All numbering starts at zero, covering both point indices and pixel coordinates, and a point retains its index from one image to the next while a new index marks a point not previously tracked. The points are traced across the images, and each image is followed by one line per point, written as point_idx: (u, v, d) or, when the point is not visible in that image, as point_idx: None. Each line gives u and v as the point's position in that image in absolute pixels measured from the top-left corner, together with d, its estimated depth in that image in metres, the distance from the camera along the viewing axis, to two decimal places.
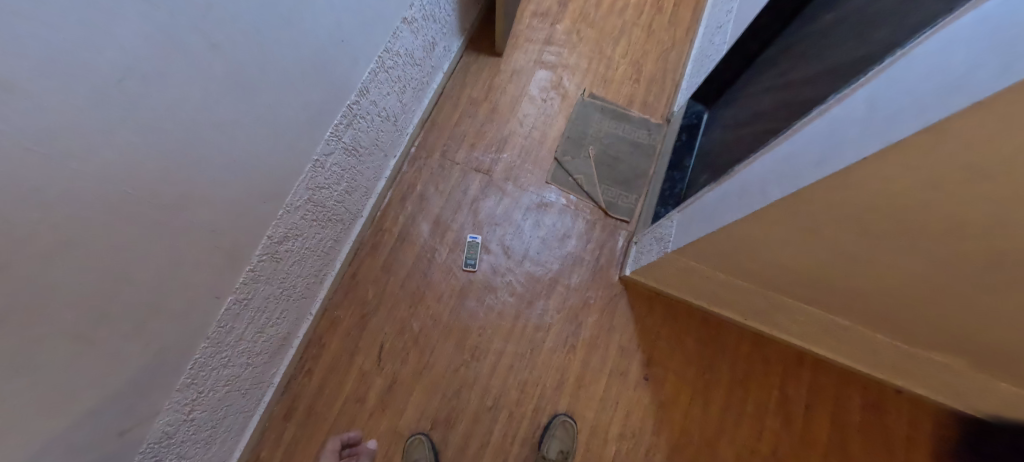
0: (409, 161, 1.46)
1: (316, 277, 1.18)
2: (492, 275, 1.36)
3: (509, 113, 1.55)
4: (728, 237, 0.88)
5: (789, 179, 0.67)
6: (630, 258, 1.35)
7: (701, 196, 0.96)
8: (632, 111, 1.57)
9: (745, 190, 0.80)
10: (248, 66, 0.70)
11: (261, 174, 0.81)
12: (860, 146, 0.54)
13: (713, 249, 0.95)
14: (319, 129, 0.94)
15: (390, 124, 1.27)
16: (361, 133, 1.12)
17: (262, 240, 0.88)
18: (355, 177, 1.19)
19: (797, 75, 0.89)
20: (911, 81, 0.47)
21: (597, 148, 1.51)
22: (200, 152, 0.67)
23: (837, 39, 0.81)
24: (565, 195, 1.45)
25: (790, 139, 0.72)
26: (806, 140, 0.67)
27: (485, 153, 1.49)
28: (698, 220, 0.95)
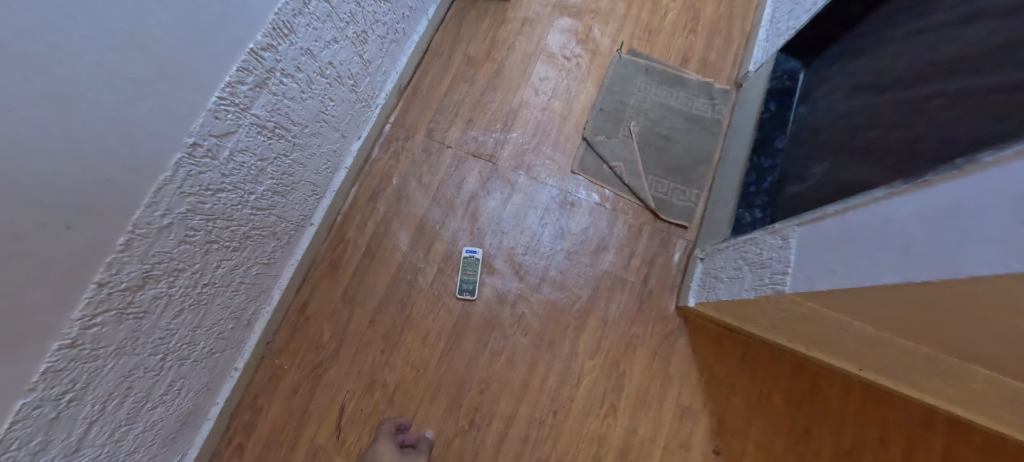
0: (383, 145, 1.05)
1: (234, 320, 0.79)
2: (499, 304, 0.97)
3: (519, 76, 1.12)
4: (857, 298, 0.56)
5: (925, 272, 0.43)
6: (694, 282, 0.94)
7: (841, 209, 0.58)
8: (688, 73, 1.15)
9: (876, 246, 0.50)
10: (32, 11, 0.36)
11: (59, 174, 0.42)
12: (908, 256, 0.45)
13: (850, 304, 0.58)
14: (195, 89, 0.53)
15: (346, 90, 0.86)
16: (291, 101, 0.70)
17: (87, 293, 0.48)
18: (291, 169, 0.78)
19: None
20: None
21: (641, 124, 1.09)
22: None
23: None
24: (599, 189, 1.05)
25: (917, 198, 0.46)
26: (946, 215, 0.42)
27: (487, 131, 1.08)
28: (825, 256, 0.58)
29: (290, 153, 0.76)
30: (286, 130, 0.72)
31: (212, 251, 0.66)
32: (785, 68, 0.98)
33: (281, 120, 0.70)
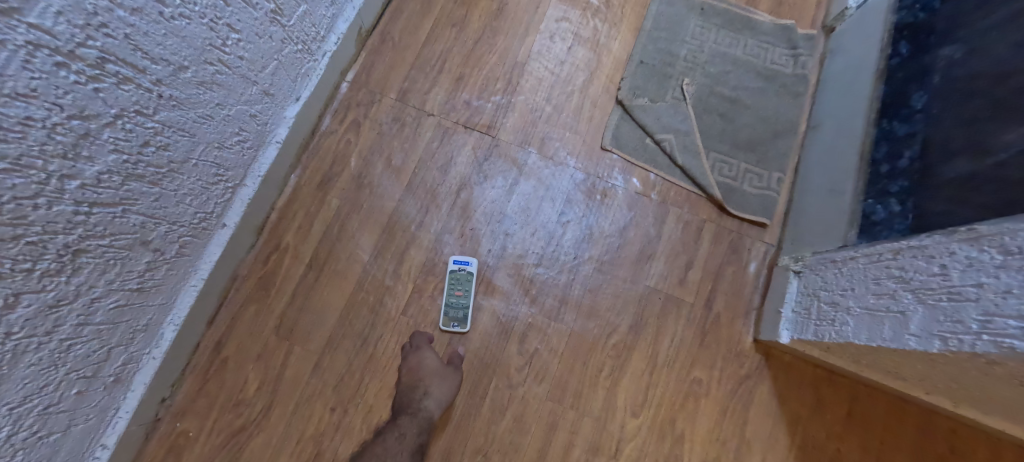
0: (337, 112, 0.75)
1: (79, 382, 0.49)
2: (501, 339, 0.67)
3: (526, 17, 0.81)
4: None
5: None
6: (786, 310, 0.64)
7: None
8: (758, 14, 0.84)
9: None
10: None
11: None
12: None
13: None
14: None
15: (264, 21, 0.55)
16: (136, 15, 0.40)
17: None
18: (164, 141, 0.48)
19: None
20: None
21: (697, 83, 0.79)
22: None
23: None
24: (640, 173, 0.75)
25: None
26: None
27: (482, 93, 0.77)
28: None
29: (155, 111, 0.46)
30: (135, 69, 0.42)
31: None
32: None
33: (121, 48, 0.40)
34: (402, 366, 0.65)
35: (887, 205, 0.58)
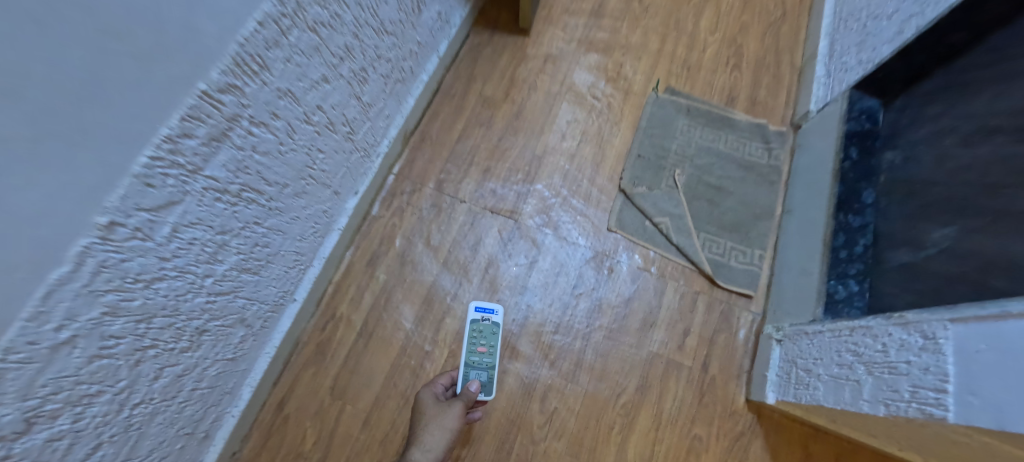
0: (385, 199, 0.89)
1: (182, 438, 0.60)
2: (525, 399, 0.78)
3: (544, 119, 0.98)
4: None
5: None
6: (770, 374, 0.75)
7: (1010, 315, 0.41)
8: (735, 113, 1.00)
9: None
10: None
11: None
12: None
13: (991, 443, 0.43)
14: (123, 156, 0.37)
15: (342, 140, 0.71)
16: (265, 156, 0.54)
17: None
18: (267, 240, 0.61)
19: None
20: None
21: (687, 173, 0.93)
22: None
23: None
24: (642, 251, 0.87)
25: None
26: None
27: (506, 183, 0.92)
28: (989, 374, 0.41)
29: (265, 220, 0.59)
30: (259, 192, 0.56)
31: (137, 361, 0.47)
32: (861, 107, 0.83)
33: (253, 179, 0.54)
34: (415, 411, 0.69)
35: (847, 285, 0.70)
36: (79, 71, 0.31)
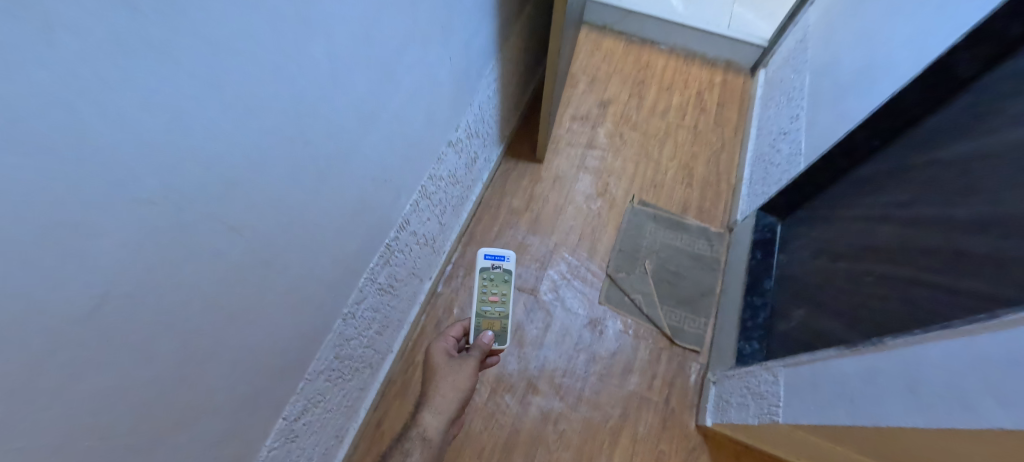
0: (445, 281, 1.30)
1: (335, 439, 0.97)
2: (544, 423, 1.14)
3: (554, 222, 1.40)
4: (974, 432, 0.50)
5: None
6: (710, 405, 1.12)
7: (812, 360, 0.80)
8: (688, 219, 1.42)
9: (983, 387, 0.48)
10: None
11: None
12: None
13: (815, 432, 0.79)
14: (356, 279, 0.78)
15: (429, 249, 1.12)
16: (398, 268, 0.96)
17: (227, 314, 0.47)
18: (389, 314, 1.02)
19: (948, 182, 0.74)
20: None
21: (654, 263, 1.34)
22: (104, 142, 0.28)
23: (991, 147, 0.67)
24: (622, 319, 1.26)
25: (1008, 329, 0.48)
26: None
27: (528, 269, 1.32)
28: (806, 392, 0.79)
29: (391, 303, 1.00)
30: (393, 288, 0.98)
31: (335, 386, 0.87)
32: (765, 223, 1.24)
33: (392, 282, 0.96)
34: (430, 363, 0.85)
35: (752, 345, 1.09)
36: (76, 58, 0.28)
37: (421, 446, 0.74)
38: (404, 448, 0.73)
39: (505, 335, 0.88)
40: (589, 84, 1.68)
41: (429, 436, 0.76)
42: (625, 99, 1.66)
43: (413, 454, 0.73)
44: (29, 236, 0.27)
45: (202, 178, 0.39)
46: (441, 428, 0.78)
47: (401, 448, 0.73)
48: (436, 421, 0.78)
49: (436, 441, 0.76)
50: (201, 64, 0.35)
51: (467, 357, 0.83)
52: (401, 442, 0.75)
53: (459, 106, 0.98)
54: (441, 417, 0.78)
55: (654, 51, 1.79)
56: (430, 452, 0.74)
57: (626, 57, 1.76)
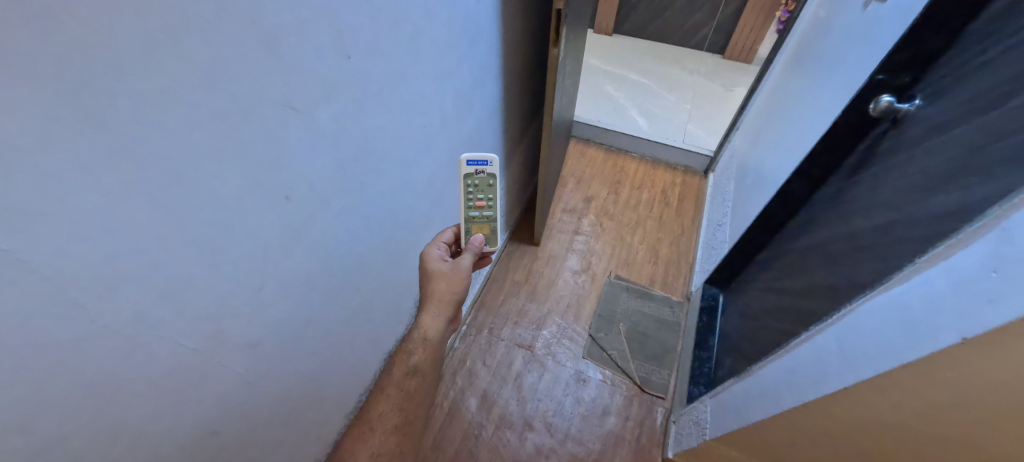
0: (461, 338, 1.64)
1: None
2: (538, 455, 1.40)
3: (548, 292, 1.77)
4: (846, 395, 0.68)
5: (862, 358, 0.64)
6: (670, 440, 1.40)
7: (726, 389, 1.10)
8: (654, 290, 1.79)
9: (830, 355, 0.71)
10: (237, 64, 0.48)
11: (198, 190, 0.48)
12: (875, 361, 0.61)
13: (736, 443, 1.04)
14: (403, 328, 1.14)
15: None
16: None
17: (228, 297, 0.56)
18: None
19: (808, 251, 1.05)
20: (905, 319, 0.58)
21: (627, 325, 1.69)
22: (269, 199, 0.58)
23: (828, 227, 1.00)
24: (602, 370, 1.58)
25: (840, 319, 0.72)
26: (863, 319, 0.66)
27: (527, 329, 1.67)
28: (725, 412, 1.07)
29: None
30: None
31: None
32: (709, 293, 1.62)
33: None
34: (424, 269, 0.77)
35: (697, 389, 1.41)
36: (273, 159, 0.57)
37: (424, 346, 0.73)
38: (408, 347, 0.73)
39: (495, 236, 0.80)
40: (575, 183, 2.15)
41: (429, 337, 0.74)
42: (604, 195, 2.11)
43: (418, 353, 0.73)
44: (253, 249, 0.59)
45: (316, 219, 0.68)
46: (441, 329, 0.75)
47: (407, 347, 0.73)
48: (437, 322, 0.74)
49: (438, 340, 0.74)
50: (322, 155, 0.65)
51: (459, 262, 0.77)
52: (404, 343, 0.74)
53: None
54: (441, 320, 0.74)
55: (627, 158, 2.28)
56: (433, 349, 0.74)
57: (605, 163, 2.25)
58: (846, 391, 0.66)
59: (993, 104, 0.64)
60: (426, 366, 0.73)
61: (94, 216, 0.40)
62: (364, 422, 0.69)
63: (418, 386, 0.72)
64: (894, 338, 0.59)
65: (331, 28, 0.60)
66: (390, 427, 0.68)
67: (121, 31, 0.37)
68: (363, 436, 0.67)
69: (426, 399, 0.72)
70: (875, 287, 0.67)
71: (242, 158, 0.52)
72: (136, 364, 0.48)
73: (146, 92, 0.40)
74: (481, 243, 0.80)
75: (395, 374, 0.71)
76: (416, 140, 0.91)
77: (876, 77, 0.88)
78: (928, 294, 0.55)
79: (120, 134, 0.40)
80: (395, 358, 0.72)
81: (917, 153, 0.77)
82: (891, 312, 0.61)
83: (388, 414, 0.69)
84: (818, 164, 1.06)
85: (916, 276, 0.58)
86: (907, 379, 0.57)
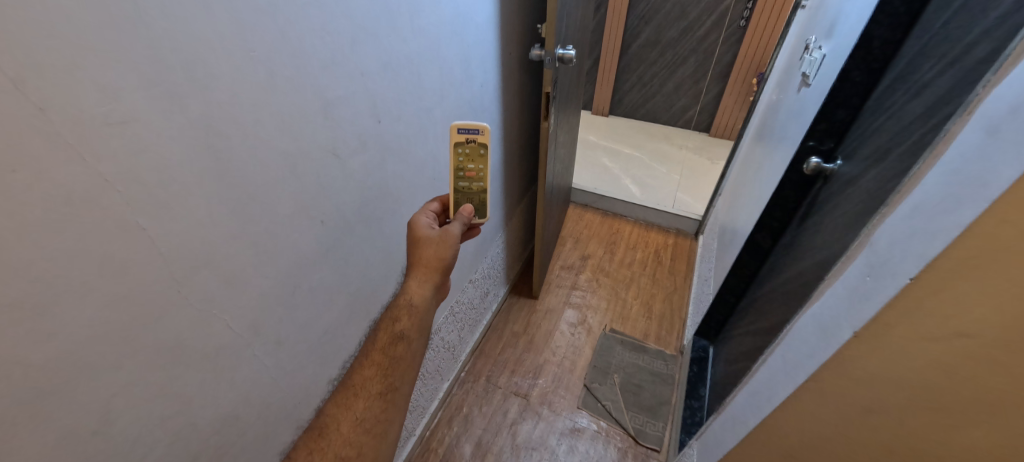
0: (459, 385, 1.69)
1: None
2: None
3: (544, 343, 1.85)
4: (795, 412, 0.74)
5: (798, 368, 0.73)
6: None
7: (709, 427, 1.14)
8: (648, 344, 1.85)
9: (777, 370, 0.80)
10: (301, 112, 0.68)
11: (260, 202, 0.65)
12: (806, 365, 0.70)
13: None
14: None
15: (449, 354, 1.56)
16: (431, 359, 1.41)
17: (270, 292, 0.71)
18: (417, 397, 1.39)
19: (772, 292, 1.16)
20: (817, 325, 0.69)
21: (621, 376, 1.72)
22: (309, 217, 0.75)
23: (786, 267, 1.12)
24: (596, 421, 1.59)
25: (781, 340, 0.81)
26: (795, 334, 0.76)
27: (523, 378, 1.72)
28: (709, 450, 1.10)
29: (420, 392, 1.41)
30: (426, 377, 1.41)
31: None
32: (699, 345, 1.69)
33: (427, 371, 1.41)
34: (413, 235, 0.86)
35: (686, 436, 1.43)
36: (317, 187, 0.75)
37: (410, 311, 0.80)
38: (395, 314, 0.79)
39: (483, 207, 0.93)
40: (573, 244, 2.33)
41: (416, 302, 0.81)
42: (600, 255, 2.26)
43: (404, 319, 0.79)
44: (295, 258, 0.75)
45: (340, 241, 0.84)
46: (427, 295, 0.82)
47: (394, 313, 0.79)
48: (424, 288, 0.82)
49: (424, 306, 0.81)
50: (352, 188, 0.83)
51: (449, 229, 0.87)
52: (391, 310, 0.80)
53: (478, 258, 1.55)
54: (427, 286, 0.82)
55: (622, 222, 2.46)
56: (419, 315, 0.80)
57: (601, 226, 2.44)
58: (791, 401, 0.74)
59: (881, 159, 0.80)
60: (412, 332, 0.79)
61: (199, 209, 0.57)
62: (348, 389, 0.74)
63: (404, 352, 0.77)
64: (814, 341, 0.69)
65: (370, 95, 0.82)
66: (375, 393, 0.74)
67: (239, 84, 0.58)
68: (347, 402, 0.73)
69: (412, 364, 0.78)
70: (802, 306, 0.78)
71: (298, 179, 0.71)
72: (200, 336, 0.61)
73: (244, 127, 0.60)
74: (470, 214, 0.91)
75: (382, 340, 0.78)
76: (427, 188, 1.10)
77: (807, 143, 1.06)
78: (831, 301, 0.67)
79: (223, 153, 0.58)
80: (382, 325, 0.79)
81: (840, 200, 0.93)
82: (810, 321, 0.72)
83: (372, 380, 0.75)
84: (774, 216, 1.22)
85: (825, 288, 0.70)
86: (835, 379, 0.66)
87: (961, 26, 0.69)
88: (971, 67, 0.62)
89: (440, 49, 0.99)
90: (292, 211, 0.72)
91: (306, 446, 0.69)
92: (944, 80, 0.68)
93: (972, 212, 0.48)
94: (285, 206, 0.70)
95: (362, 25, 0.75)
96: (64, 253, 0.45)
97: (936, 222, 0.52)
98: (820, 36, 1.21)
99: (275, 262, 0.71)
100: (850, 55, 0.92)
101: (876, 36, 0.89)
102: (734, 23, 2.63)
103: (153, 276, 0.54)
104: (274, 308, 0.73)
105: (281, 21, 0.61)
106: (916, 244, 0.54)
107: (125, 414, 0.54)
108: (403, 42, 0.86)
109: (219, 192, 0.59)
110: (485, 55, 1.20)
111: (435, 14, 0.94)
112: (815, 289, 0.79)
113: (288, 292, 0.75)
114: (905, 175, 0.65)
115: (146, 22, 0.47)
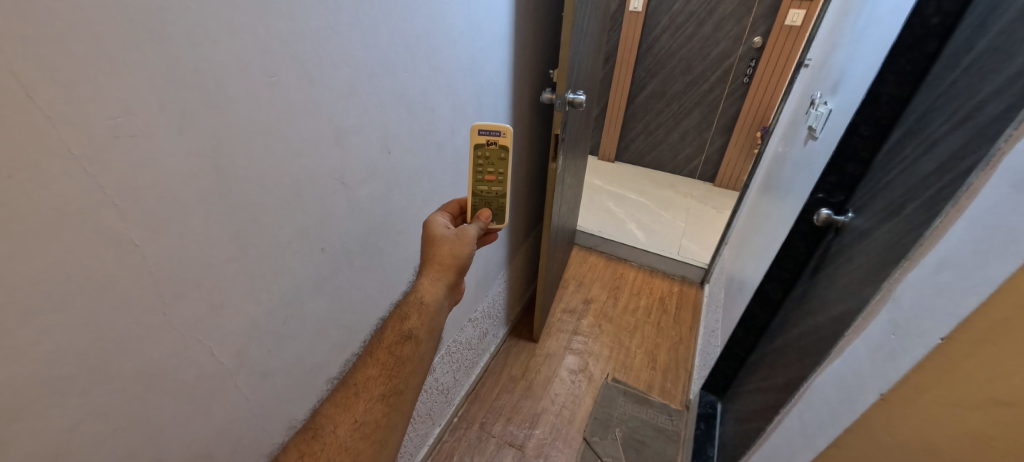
0: (451, 431, 1.60)
1: None
2: None
3: (543, 391, 1.77)
4: None
5: (821, 434, 0.67)
6: None
7: None
8: (653, 396, 1.76)
9: (795, 434, 0.73)
10: (312, 137, 0.68)
11: (260, 227, 0.64)
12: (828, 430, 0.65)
13: None
14: None
15: (442, 397, 1.48)
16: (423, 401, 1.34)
17: (260, 322, 0.68)
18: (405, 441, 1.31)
19: (785, 346, 1.11)
20: (836, 388, 0.65)
21: (624, 431, 1.63)
22: (310, 243, 0.74)
23: (799, 320, 1.08)
24: None
25: (797, 400, 0.76)
26: (811, 395, 0.71)
27: (519, 427, 1.62)
28: None
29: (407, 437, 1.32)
30: (416, 421, 1.33)
31: None
32: (706, 400, 1.61)
33: (417, 413, 1.33)
34: (427, 234, 0.84)
35: None
36: (320, 215, 0.74)
37: (420, 310, 0.76)
38: (405, 311, 0.76)
39: (501, 213, 0.92)
40: (576, 287, 2.29)
41: (427, 300, 0.77)
42: (604, 299, 2.22)
43: (413, 318, 0.75)
44: (292, 288, 0.72)
45: (339, 271, 0.82)
46: (439, 294, 0.78)
47: (405, 311, 0.76)
48: (436, 287, 0.78)
49: (435, 306, 0.77)
50: (356, 217, 0.82)
51: (465, 229, 0.85)
52: (401, 307, 0.77)
53: (478, 296, 1.51)
54: (440, 284, 0.79)
55: (627, 267, 2.44)
56: (429, 315, 0.76)
57: (606, 270, 2.41)
58: None
59: (895, 212, 0.79)
60: (422, 331, 0.75)
61: (197, 231, 0.55)
62: (348, 388, 0.69)
63: (411, 352, 0.73)
64: (834, 404, 0.64)
65: (382, 126, 0.82)
66: (377, 395, 0.69)
67: (252, 111, 0.58)
68: (347, 403, 0.68)
69: (418, 368, 0.73)
70: (818, 365, 0.73)
71: (302, 203, 0.70)
72: (182, 362, 0.57)
73: (254, 153, 0.60)
74: (488, 219, 0.91)
75: (389, 337, 0.73)
76: None
77: (816, 195, 1.06)
78: (849, 362, 0.63)
79: (229, 176, 0.57)
80: (391, 322, 0.75)
81: (854, 253, 0.91)
82: (826, 380, 0.67)
83: (376, 380, 0.70)
84: (784, 265, 1.19)
85: (842, 346, 0.66)
86: (860, 448, 0.60)
87: (969, 84, 0.70)
88: (984, 123, 0.62)
89: (454, 88, 1.02)
90: (292, 237, 0.70)
91: (297, 448, 0.64)
92: (955, 136, 0.68)
93: (1005, 269, 0.46)
94: (286, 231, 0.68)
95: (380, 58, 0.77)
96: (49, 266, 0.43)
97: (965, 277, 0.49)
98: (825, 92, 1.24)
99: (269, 290, 0.68)
100: (858, 110, 0.93)
101: (883, 93, 0.90)
102: (738, 79, 2.72)
103: (140, 294, 0.51)
104: (263, 341, 0.70)
105: (299, 48, 0.62)
106: (945, 301, 0.51)
107: (86, 445, 0.50)
108: (419, 77, 0.88)
109: (220, 212, 0.57)
110: (498, 96, 1.23)
111: (451, 54, 0.97)
112: (832, 347, 0.75)
113: (280, 324, 0.72)
114: (923, 231, 0.63)
115: (169, 41, 0.48)
